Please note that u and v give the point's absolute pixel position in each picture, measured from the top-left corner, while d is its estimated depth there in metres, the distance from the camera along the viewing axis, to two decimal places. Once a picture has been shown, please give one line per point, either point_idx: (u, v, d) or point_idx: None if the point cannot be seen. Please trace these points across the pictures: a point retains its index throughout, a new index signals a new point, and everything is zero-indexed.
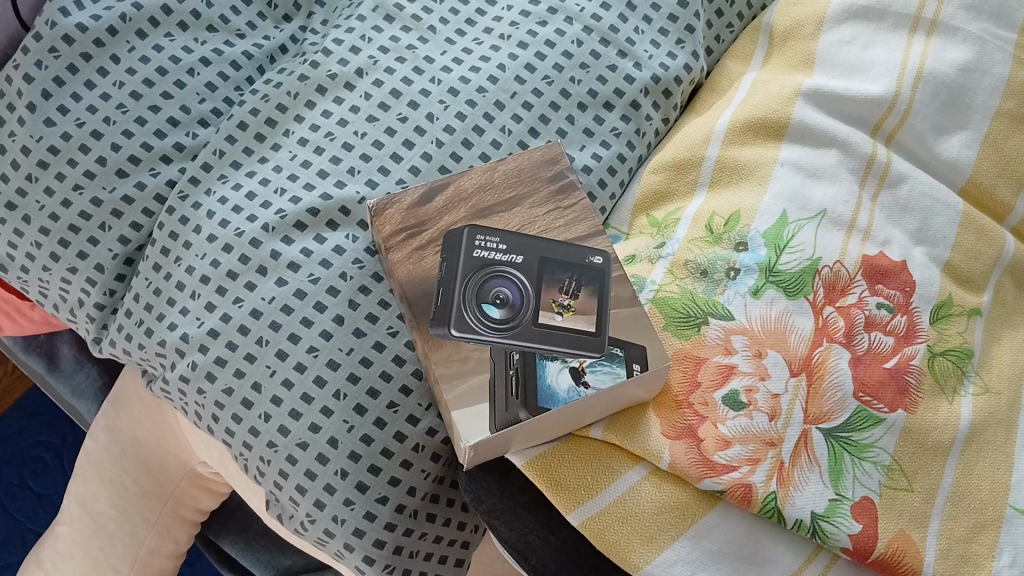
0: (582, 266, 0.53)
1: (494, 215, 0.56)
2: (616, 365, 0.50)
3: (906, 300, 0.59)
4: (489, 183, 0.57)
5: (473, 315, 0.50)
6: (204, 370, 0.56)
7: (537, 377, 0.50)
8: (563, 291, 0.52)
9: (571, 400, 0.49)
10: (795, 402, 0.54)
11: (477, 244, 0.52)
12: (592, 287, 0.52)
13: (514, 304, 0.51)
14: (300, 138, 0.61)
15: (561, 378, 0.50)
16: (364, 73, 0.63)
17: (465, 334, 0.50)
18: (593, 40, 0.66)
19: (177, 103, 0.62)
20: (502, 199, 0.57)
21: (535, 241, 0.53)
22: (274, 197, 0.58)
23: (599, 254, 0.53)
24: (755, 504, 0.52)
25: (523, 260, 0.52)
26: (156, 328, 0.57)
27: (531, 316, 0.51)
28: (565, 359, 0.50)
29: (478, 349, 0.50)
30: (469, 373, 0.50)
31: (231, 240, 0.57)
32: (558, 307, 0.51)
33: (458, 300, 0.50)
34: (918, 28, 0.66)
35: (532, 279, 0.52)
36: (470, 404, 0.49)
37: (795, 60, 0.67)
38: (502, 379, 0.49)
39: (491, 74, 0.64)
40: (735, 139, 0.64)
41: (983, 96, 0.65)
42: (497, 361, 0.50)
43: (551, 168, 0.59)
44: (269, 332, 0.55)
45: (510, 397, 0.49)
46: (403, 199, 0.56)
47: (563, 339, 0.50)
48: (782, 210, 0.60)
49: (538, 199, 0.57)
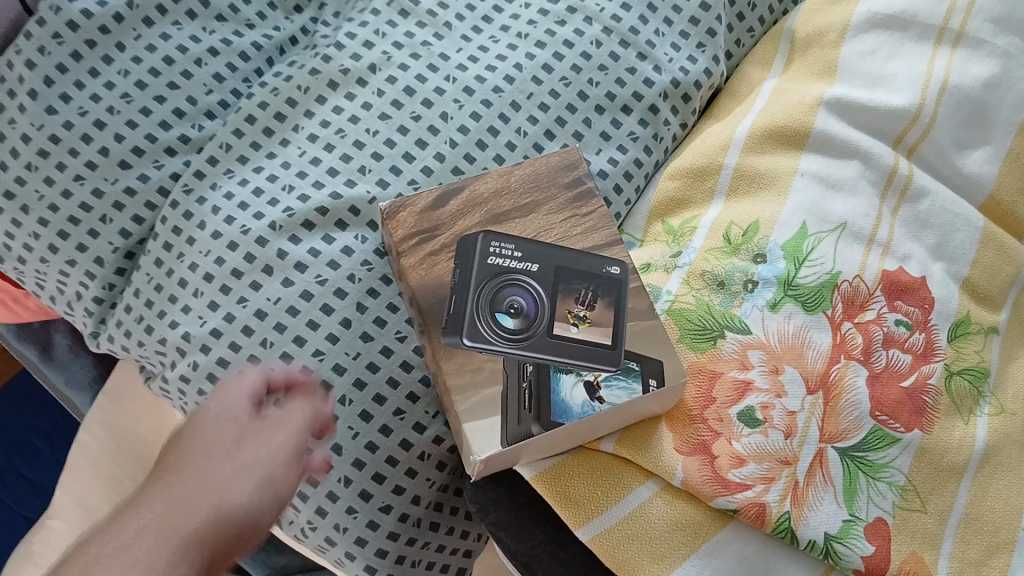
0: (599, 276, 0.51)
1: (511, 221, 0.54)
2: (632, 380, 0.49)
3: (924, 318, 0.58)
4: (504, 188, 0.56)
5: (486, 324, 0.49)
6: (206, 371, 0.54)
7: (551, 391, 0.48)
8: (579, 301, 0.50)
9: (585, 415, 0.48)
10: (810, 421, 0.53)
11: (492, 250, 0.51)
12: (608, 298, 0.51)
13: (528, 314, 0.50)
14: (310, 135, 0.59)
15: (575, 392, 0.49)
16: (378, 69, 0.61)
17: (478, 344, 0.49)
18: (612, 41, 0.63)
19: (184, 95, 0.60)
20: (518, 204, 0.55)
21: (553, 248, 0.52)
22: (282, 194, 0.57)
23: (616, 264, 0.52)
24: (768, 524, 0.51)
25: (538, 268, 0.51)
26: (157, 325, 0.56)
27: (546, 327, 0.50)
28: (579, 372, 0.49)
29: (491, 360, 0.49)
30: (481, 384, 0.49)
31: (236, 238, 0.56)
32: (574, 319, 0.50)
33: (471, 307, 0.49)
34: (944, 39, 0.64)
35: (548, 288, 0.50)
36: (482, 416, 0.48)
37: (817, 67, 0.65)
38: (515, 394, 0.48)
39: (508, 73, 0.61)
40: (754, 147, 0.62)
41: (1008, 110, 0.63)
42: (511, 373, 0.49)
43: (569, 173, 0.56)
44: (274, 334, 0.54)
45: (523, 411, 0.48)
46: (417, 203, 0.54)
47: (576, 352, 0.49)
48: (801, 221, 0.59)
49: (555, 206, 0.55)
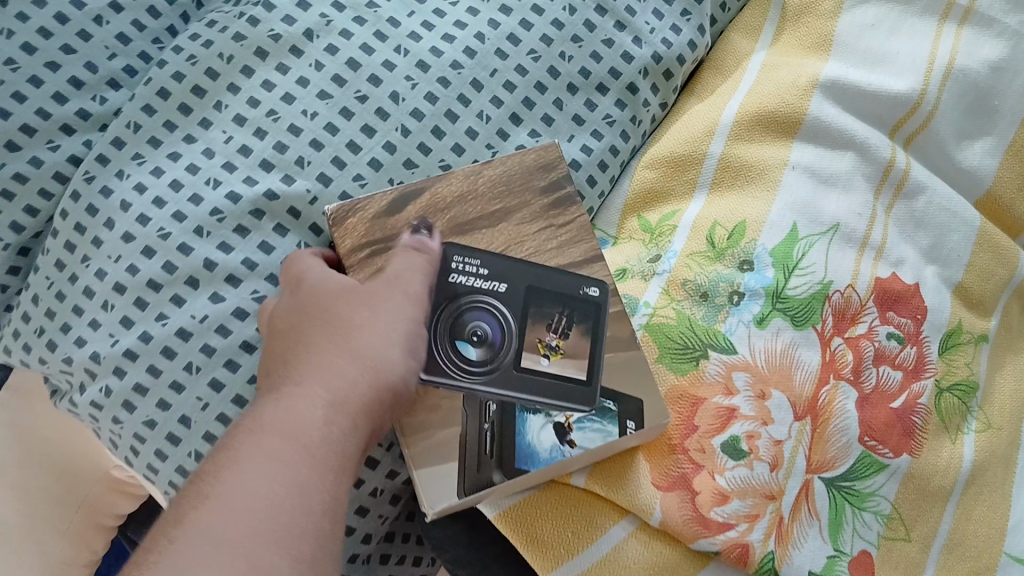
0: (576, 299, 0.46)
1: (476, 232, 0.48)
2: (608, 421, 0.44)
3: (916, 330, 0.54)
4: (470, 191, 0.49)
5: (444, 352, 0.44)
6: (121, 398, 0.47)
7: (516, 434, 0.44)
8: (551, 328, 0.45)
9: (553, 461, 0.44)
10: (797, 450, 0.49)
11: (454, 267, 0.45)
12: (585, 325, 0.45)
13: (494, 343, 0.44)
14: (236, 116, 0.50)
15: (543, 434, 0.44)
16: (316, 36, 0.52)
17: (435, 379, 0.43)
18: (588, 8, 0.56)
19: (82, 60, 0.50)
20: (485, 212, 0.48)
21: (525, 264, 0.46)
22: (205, 189, 0.48)
23: (596, 285, 0.46)
24: (751, 565, 0.47)
25: (507, 288, 0.45)
26: (61, 341, 0.48)
27: (512, 359, 0.44)
28: (549, 413, 0.44)
29: (449, 396, 0.44)
30: (435, 426, 0.44)
31: (152, 243, 0.47)
32: (545, 350, 0.44)
33: (429, 334, 0.44)
34: (950, 15, 0.59)
35: (517, 313, 0.45)
36: (436, 462, 0.44)
37: (809, 40, 0.59)
38: (475, 436, 0.44)
39: (468, 45, 0.53)
40: (742, 135, 0.56)
41: (1013, 100, 0.59)
42: (472, 413, 0.44)
43: (546, 176, 0.50)
44: (200, 357, 0.47)
45: (483, 457, 0.43)
46: (368, 206, 0.47)
47: (546, 389, 0.44)
48: (792, 222, 0.53)
49: (529, 214, 0.49)
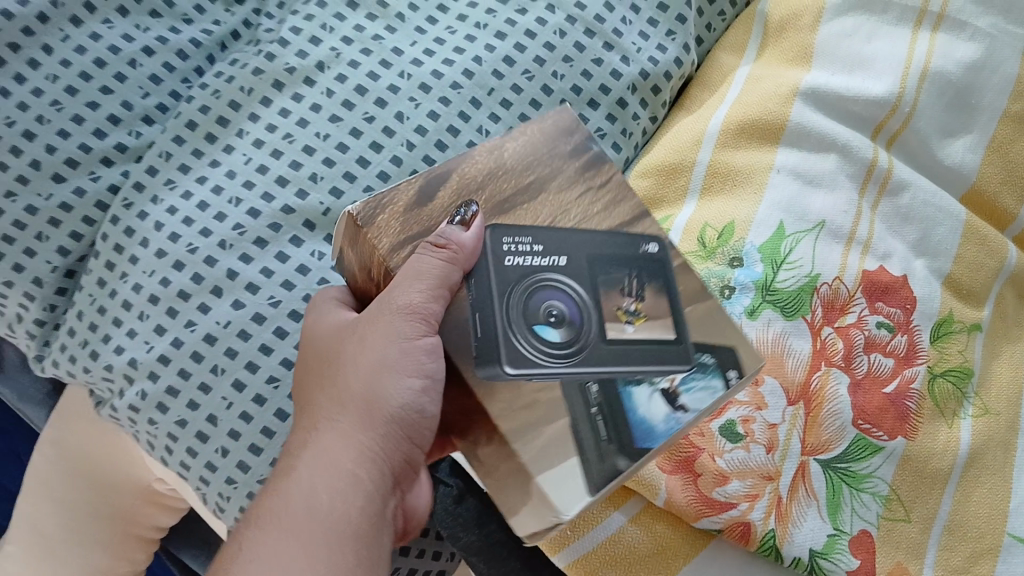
0: (639, 259, 0.45)
1: (517, 208, 0.46)
2: (710, 377, 0.43)
3: (906, 319, 0.56)
4: (499, 168, 0.48)
5: (523, 340, 0.42)
6: (155, 400, 0.51)
7: (628, 413, 0.41)
8: (626, 293, 0.44)
9: (673, 431, 0.41)
10: (791, 433, 0.52)
11: (506, 249, 0.44)
12: (655, 283, 0.45)
13: (572, 320, 0.43)
14: (254, 140, 0.55)
15: (654, 406, 0.42)
16: (326, 67, 0.57)
17: (525, 369, 0.41)
18: (577, 31, 0.60)
19: (118, 99, 0.56)
20: (518, 186, 0.47)
21: (579, 236, 0.45)
22: (228, 208, 0.53)
23: (654, 241, 0.46)
24: (753, 542, 0.50)
25: (567, 262, 0.44)
26: (102, 351, 0.52)
27: (597, 332, 0.43)
28: (653, 381, 0.42)
29: (543, 389, 0.41)
30: (541, 422, 0.41)
31: (182, 257, 0.52)
32: (626, 316, 0.43)
33: (502, 324, 0.42)
34: (923, 21, 0.62)
35: (586, 284, 0.44)
36: (551, 463, 0.40)
37: (791, 53, 0.62)
38: (588, 427, 0.40)
39: (467, 67, 0.58)
40: (727, 143, 0.59)
41: (992, 95, 0.61)
42: (575, 399, 0.41)
43: (569, 140, 0.50)
44: (223, 360, 0.51)
45: (602, 443, 0.40)
46: (397, 200, 0.46)
47: (642, 356, 0.42)
48: (779, 220, 0.56)
49: (564, 179, 0.48)
